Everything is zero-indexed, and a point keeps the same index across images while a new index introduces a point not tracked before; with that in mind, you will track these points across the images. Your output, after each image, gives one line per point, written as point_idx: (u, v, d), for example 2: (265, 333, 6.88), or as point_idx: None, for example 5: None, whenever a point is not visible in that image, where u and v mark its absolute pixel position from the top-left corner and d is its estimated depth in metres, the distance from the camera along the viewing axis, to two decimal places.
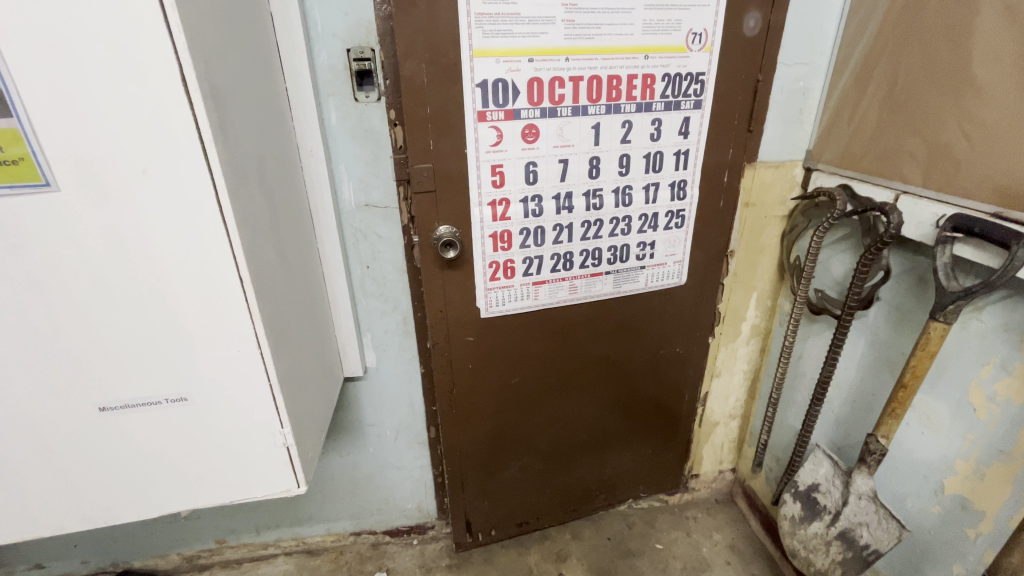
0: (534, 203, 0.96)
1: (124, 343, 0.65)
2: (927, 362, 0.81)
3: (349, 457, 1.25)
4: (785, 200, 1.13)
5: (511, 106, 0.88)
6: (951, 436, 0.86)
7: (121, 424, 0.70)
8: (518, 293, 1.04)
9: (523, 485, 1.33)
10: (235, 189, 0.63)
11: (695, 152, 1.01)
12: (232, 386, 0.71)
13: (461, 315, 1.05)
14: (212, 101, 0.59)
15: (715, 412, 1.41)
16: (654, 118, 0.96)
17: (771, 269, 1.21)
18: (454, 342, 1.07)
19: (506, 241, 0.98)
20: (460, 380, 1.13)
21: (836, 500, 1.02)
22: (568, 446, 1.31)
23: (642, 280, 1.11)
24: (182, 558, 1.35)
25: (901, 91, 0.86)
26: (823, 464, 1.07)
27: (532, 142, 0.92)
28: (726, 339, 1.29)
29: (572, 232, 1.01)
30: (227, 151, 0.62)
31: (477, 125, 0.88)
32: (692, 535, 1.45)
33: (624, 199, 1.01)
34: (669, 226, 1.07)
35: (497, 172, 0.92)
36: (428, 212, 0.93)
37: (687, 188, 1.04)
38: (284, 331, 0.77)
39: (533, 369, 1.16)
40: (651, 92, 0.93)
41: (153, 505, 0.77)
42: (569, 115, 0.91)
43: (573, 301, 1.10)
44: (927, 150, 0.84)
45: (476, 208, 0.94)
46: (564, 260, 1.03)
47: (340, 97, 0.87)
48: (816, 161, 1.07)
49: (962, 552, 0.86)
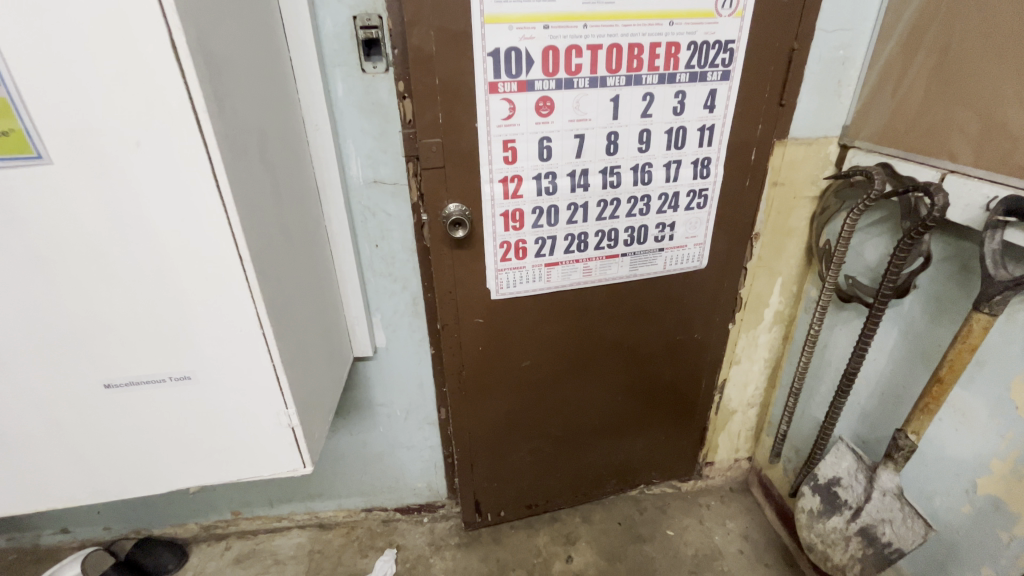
0: (548, 180, 0.92)
1: (125, 319, 0.64)
2: (967, 356, 0.76)
3: (359, 435, 1.26)
4: (817, 179, 1.06)
5: (525, 77, 0.83)
6: (987, 434, 0.81)
7: (126, 401, 0.70)
8: (529, 275, 1.01)
9: (533, 468, 1.32)
10: (231, 162, 0.60)
11: (721, 127, 0.96)
12: (233, 366, 0.70)
13: (472, 296, 1.02)
14: (205, 69, 0.56)
15: (732, 400, 1.36)
16: (678, 91, 0.90)
17: (799, 253, 1.15)
18: (464, 324, 1.05)
19: (518, 220, 0.94)
20: (470, 362, 1.11)
21: (858, 496, 0.98)
22: (578, 431, 1.29)
23: (660, 262, 1.07)
24: (200, 527, 1.39)
25: (954, 60, 0.79)
26: (846, 458, 1.03)
27: (546, 115, 0.87)
28: (746, 325, 1.24)
29: (587, 212, 0.97)
30: (222, 120, 0.59)
31: (489, 98, 0.83)
32: (704, 523, 1.43)
33: (644, 177, 0.96)
34: (691, 206, 1.02)
35: (509, 148, 0.88)
36: (437, 189, 0.90)
37: (710, 165, 0.99)
38: (288, 312, 0.76)
39: (545, 352, 1.13)
40: (674, 62, 0.87)
41: (160, 480, 0.77)
42: (586, 86, 0.86)
43: (588, 284, 1.06)
44: (980, 124, 0.76)
45: (487, 184, 0.90)
46: (579, 241, 0.99)
47: (347, 68, 0.84)
48: (853, 138, 1.00)
49: (993, 555, 0.82)
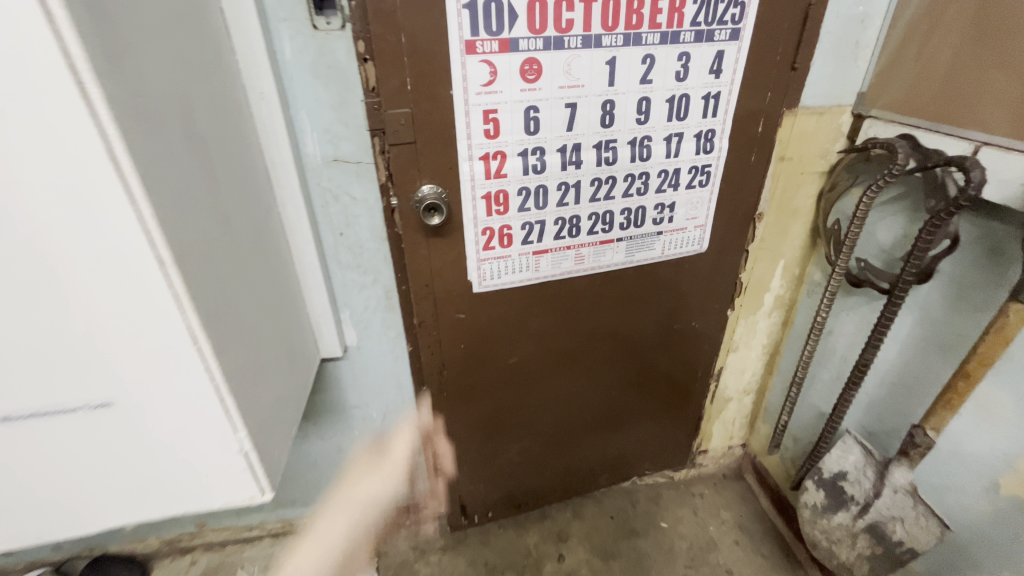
0: (536, 157, 0.81)
1: (14, 336, 0.51)
2: (1000, 350, 0.69)
3: (332, 440, 1.15)
4: (826, 153, 0.97)
5: (508, 34, 0.70)
6: (1013, 432, 0.75)
7: (31, 434, 0.57)
8: (516, 265, 0.90)
9: (522, 467, 1.25)
10: (136, 137, 0.47)
11: (727, 95, 0.85)
12: (165, 387, 0.58)
13: (452, 289, 0.91)
14: (92, 14, 0.42)
15: (728, 388, 1.30)
16: (681, 53, 0.79)
17: (803, 234, 1.07)
18: (444, 320, 0.95)
19: (502, 203, 0.83)
20: (452, 360, 1.01)
21: (866, 491, 0.93)
22: (569, 427, 1.21)
23: (658, 247, 0.97)
24: (161, 542, 1.28)
25: (995, 13, 0.69)
26: (853, 451, 0.97)
27: (532, 81, 0.75)
28: (746, 311, 1.17)
29: (579, 192, 0.86)
30: (120, 82, 0.46)
31: (465, 59, 0.71)
32: (699, 514, 1.38)
33: (642, 152, 0.86)
34: (692, 184, 0.92)
35: (491, 120, 0.76)
36: (408, 169, 0.78)
37: (714, 138, 0.89)
38: (231, 318, 0.64)
39: (533, 348, 1.04)
40: (679, 19, 0.76)
41: (86, 519, 0.66)
42: (579, 47, 0.74)
43: (580, 272, 0.96)
44: (1020, 89, 0.67)
45: (466, 163, 0.78)
46: (570, 225, 0.89)
47: (295, 23, 0.69)
48: (869, 107, 0.90)
49: (1013, 556, 0.78)
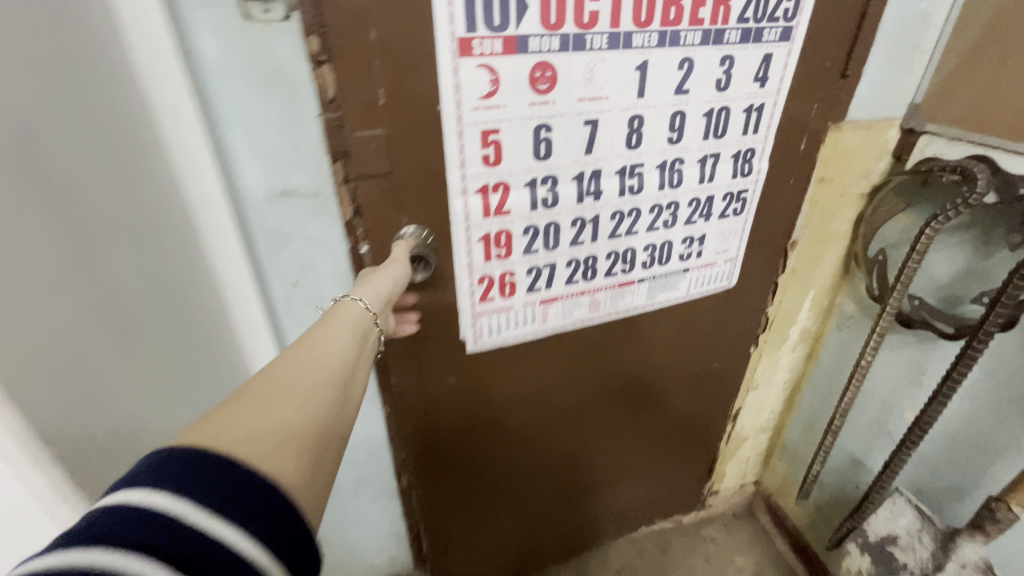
0: (546, 188, 0.63)
1: None
2: None
3: None
4: (870, 173, 0.84)
5: (513, 31, 0.53)
6: None
7: None
8: (520, 317, 0.73)
9: (519, 531, 1.08)
10: None
11: (771, 108, 0.70)
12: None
13: (440, 349, 0.73)
14: None
15: (744, 428, 1.17)
16: (724, 56, 0.63)
17: (836, 261, 0.94)
18: (430, 384, 0.76)
19: (504, 245, 0.65)
20: (440, 428, 0.83)
21: (922, 562, 0.81)
22: (574, 485, 1.05)
23: (683, 286, 0.82)
24: None
25: None
26: (905, 514, 0.85)
27: (544, 92, 0.57)
28: (769, 347, 1.03)
29: (598, 228, 0.69)
30: None
31: (458, 64, 0.53)
32: (712, 562, 1.26)
33: (672, 178, 0.70)
34: (725, 213, 0.77)
35: (490, 143, 0.58)
36: (382, 207, 0.59)
37: (753, 159, 0.74)
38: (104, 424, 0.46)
39: (536, 405, 0.87)
40: (724, 13, 0.60)
41: None
42: (604, 48, 0.57)
43: (594, 320, 0.79)
44: None
45: (459, 198, 0.60)
46: (586, 268, 0.72)
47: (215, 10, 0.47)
48: (924, 121, 0.78)
49: None
